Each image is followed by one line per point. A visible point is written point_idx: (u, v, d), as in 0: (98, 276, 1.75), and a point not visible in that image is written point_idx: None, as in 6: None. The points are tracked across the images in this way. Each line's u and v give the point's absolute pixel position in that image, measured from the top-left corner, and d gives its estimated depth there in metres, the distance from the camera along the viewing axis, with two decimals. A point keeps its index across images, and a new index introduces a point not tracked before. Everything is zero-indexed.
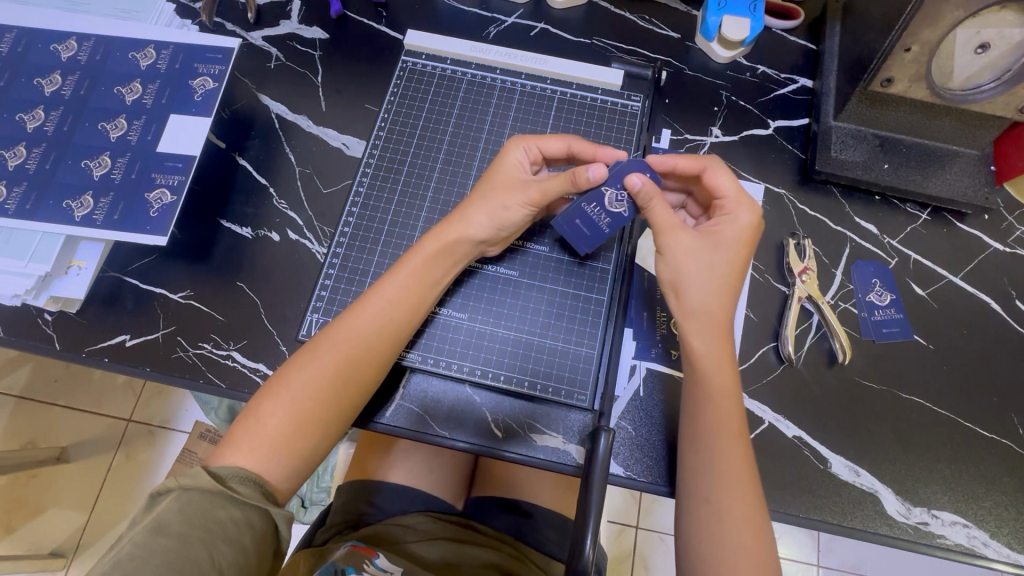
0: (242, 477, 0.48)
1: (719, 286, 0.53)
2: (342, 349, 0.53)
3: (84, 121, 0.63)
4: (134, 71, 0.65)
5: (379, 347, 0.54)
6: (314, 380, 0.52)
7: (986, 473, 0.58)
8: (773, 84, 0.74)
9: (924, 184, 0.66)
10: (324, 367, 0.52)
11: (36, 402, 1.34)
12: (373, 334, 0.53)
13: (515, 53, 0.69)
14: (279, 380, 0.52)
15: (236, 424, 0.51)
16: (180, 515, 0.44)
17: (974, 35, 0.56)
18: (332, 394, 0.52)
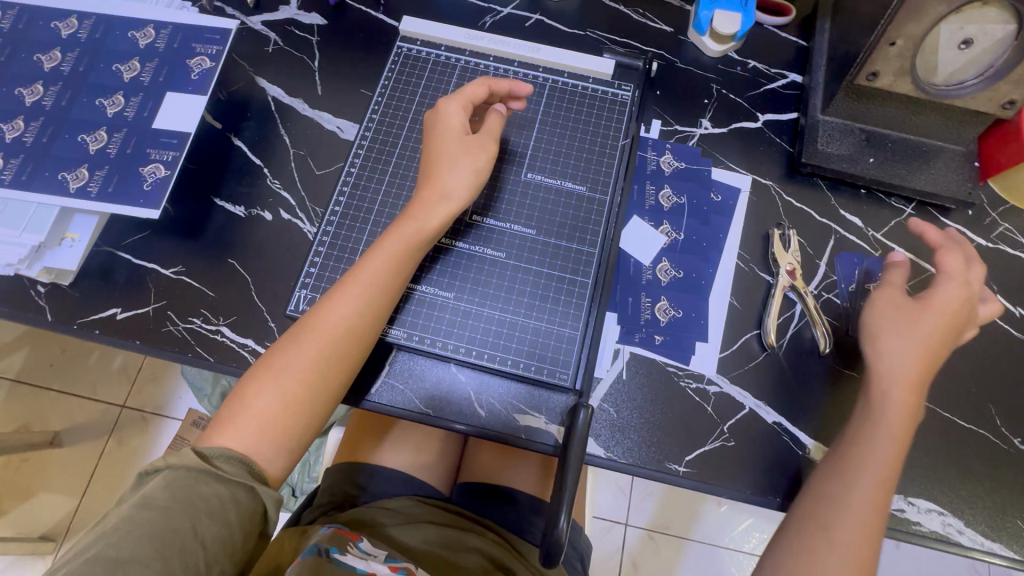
0: (226, 455, 0.48)
1: (908, 332, 0.53)
2: (323, 325, 0.53)
3: (82, 97, 0.64)
4: (133, 50, 0.66)
5: (363, 325, 0.54)
6: (298, 360, 0.52)
7: (963, 463, 0.59)
8: (763, 78, 0.75)
9: (908, 179, 0.67)
10: (307, 346, 0.53)
11: (30, 386, 1.35)
12: (355, 312, 0.54)
13: (508, 41, 0.70)
14: (265, 363, 0.53)
15: (223, 409, 0.52)
16: (167, 489, 0.45)
17: (957, 31, 0.57)
18: (317, 373, 0.53)
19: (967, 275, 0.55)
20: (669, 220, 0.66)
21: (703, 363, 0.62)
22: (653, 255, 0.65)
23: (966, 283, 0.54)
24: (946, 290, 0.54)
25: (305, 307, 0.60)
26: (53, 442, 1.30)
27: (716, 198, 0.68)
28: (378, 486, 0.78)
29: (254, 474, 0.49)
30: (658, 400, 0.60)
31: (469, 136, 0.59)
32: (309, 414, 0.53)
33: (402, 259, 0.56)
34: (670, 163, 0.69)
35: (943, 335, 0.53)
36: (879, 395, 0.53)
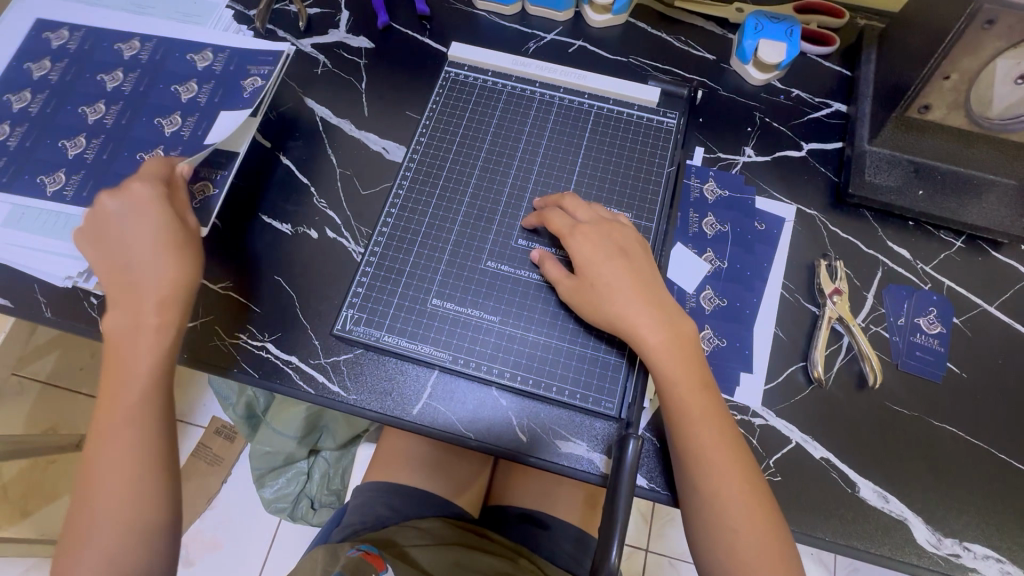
0: None
1: (641, 309, 0.55)
2: (110, 423, 0.53)
3: (142, 116, 0.66)
4: (191, 71, 0.68)
5: (139, 416, 0.53)
6: (113, 454, 0.52)
7: (1020, 507, 0.57)
8: (807, 107, 0.74)
9: (959, 212, 0.66)
10: (116, 442, 0.52)
11: (61, 389, 1.37)
12: (134, 405, 0.53)
13: (555, 68, 0.71)
14: (90, 485, 0.52)
15: (70, 528, 0.52)
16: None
17: (1015, 65, 0.57)
18: (115, 470, 0.52)
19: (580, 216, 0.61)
20: (713, 248, 0.66)
21: (749, 395, 0.61)
22: (696, 283, 0.64)
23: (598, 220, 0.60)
24: (586, 251, 0.58)
25: (352, 327, 0.61)
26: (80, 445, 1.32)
27: (761, 226, 0.68)
28: (409, 506, 0.78)
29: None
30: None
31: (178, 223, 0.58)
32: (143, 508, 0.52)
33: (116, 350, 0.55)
34: (713, 191, 0.69)
35: (658, 286, 0.57)
36: (665, 371, 0.53)
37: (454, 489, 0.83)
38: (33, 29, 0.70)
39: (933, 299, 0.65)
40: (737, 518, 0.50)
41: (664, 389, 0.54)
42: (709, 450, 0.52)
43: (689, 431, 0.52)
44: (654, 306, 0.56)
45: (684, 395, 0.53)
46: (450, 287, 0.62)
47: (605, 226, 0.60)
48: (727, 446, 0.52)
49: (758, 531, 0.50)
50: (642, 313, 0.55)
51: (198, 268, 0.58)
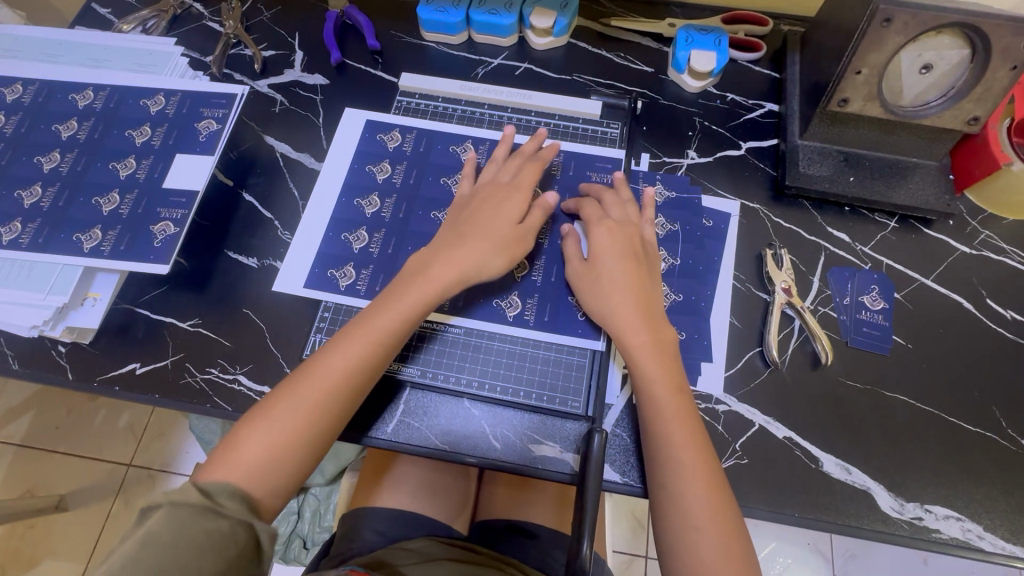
0: (227, 492, 0.45)
1: (629, 311, 0.59)
2: (384, 332, 0.57)
3: (342, 197, 0.72)
4: (385, 152, 0.74)
5: (393, 332, 0.58)
6: (353, 353, 0.56)
7: (975, 466, 0.60)
8: (742, 109, 0.79)
9: (888, 194, 0.70)
10: (361, 341, 0.56)
11: (37, 449, 1.34)
12: (397, 319, 0.58)
13: (501, 90, 0.77)
14: (255, 413, 0.53)
15: (229, 435, 0.52)
16: (168, 529, 0.42)
17: (917, 57, 0.62)
18: (359, 367, 0.55)
19: (604, 215, 0.65)
20: (665, 247, 0.69)
21: (710, 383, 0.63)
22: None
23: (605, 220, 0.64)
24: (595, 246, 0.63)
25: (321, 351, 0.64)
26: (59, 507, 1.28)
27: (708, 223, 0.71)
28: (395, 528, 0.78)
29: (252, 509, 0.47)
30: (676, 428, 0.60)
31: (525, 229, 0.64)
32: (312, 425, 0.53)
33: (461, 274, 0.61)
34: (661, 193, 0.73)
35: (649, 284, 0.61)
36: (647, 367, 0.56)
37: (441, 510, 0.83)
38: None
39: (874, 277, 0.68)
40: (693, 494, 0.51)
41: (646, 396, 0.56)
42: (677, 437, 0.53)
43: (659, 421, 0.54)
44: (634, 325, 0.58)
45: (662, 393, 0.55)
46: None
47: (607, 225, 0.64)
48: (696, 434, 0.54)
49: (705, 508, 0.50)
50: (629, 314, 0.59)
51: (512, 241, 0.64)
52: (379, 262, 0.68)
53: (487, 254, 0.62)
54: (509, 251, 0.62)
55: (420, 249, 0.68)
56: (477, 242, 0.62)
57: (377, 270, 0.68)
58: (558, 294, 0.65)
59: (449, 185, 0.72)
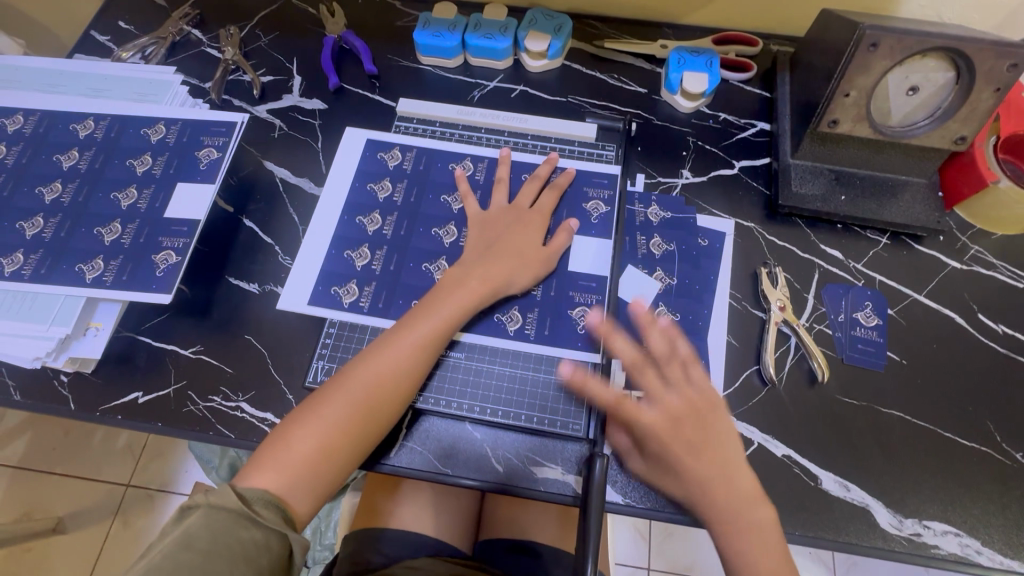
0: (264, 499, 0.50)
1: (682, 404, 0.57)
2: (409, 348, 0.58)
3: (344, 215, 0.73)
4: (385, 170, 0.75)
5: (432, 339, 0.60)
6: (392, 359, 0.58)
7: (971, 481, 0.60)
8: (735, 128, 0.81)
9: (880, 212, 0.72)
10: (402, 349, 0.58)
11: (34, 472, 1.33)
12: (436, 326, 0.60)
13: (498, 114, 0.79)
14: (283, 431, 0.54)
15: (273, 433, 0.55)
16: (207, 531, 0.46)
17: (904, 79, 0.64)
18: (398, 372, 0.57)
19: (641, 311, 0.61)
20: (662, 267, 0.70)
21: None
22: (650, 301, 0.68)
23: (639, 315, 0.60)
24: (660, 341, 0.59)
25: (323, 377, 0.64)
26: (57, 529, 1.27)
27: (703, 241, 0.72)
28: (398, 550, 0.78)
29: (286, 518, 0.50)
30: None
31: (542, 248, 0.67)
32: (348, 437, 0.55)
33: (494, 284, 0.63)
34: (657, 214, 0.73)
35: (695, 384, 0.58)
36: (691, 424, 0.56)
37: (444, 529, 0.83)
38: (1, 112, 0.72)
39: (868, 294, 0.70)
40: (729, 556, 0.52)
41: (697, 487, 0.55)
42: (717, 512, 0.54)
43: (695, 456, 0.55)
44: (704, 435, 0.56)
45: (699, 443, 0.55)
46: None
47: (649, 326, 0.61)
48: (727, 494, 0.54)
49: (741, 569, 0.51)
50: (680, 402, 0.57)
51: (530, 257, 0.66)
52: (382, 279, 0.69)
53: (515, 268, 0.65)
54: (535, 268, 0.66)
55: (422, 265, 0.69)
56: (505, 255, 0.65)
57: (380, 286, 0.68)
58: (557, 308, 0.66)
59: (449, 203, 0.73)
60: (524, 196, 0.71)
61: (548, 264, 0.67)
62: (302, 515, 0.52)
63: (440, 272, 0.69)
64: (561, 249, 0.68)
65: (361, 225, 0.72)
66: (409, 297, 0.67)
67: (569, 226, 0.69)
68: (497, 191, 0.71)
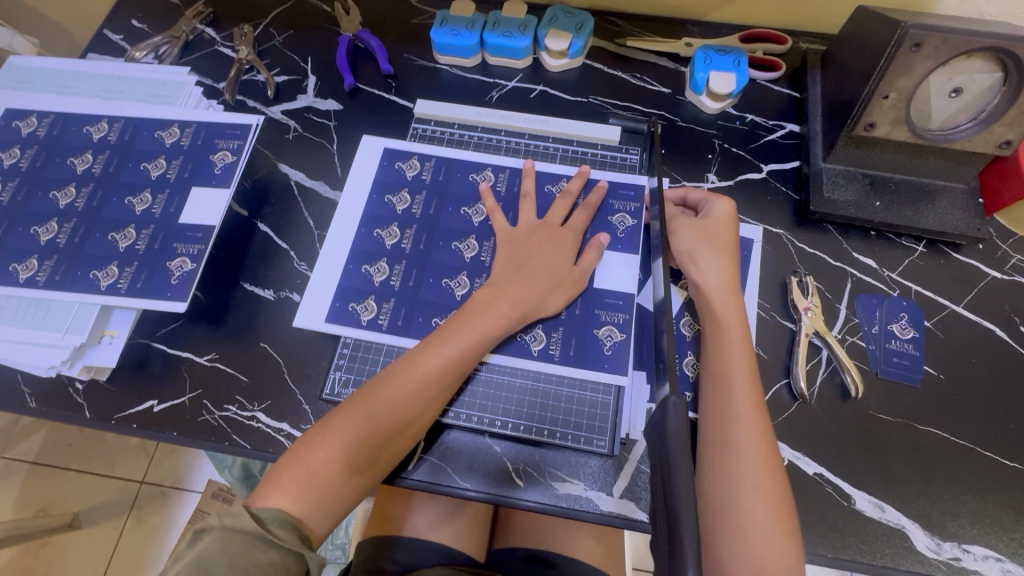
0: (280, 519, 0.49)
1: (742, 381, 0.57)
2: (435, 371, 0.57)
3: (361, 228, 0.71)
4: (403, 180, 0.73)
5: (457, 364, 0.58)
6: (416, 381, 0.56)
7: (1013, 504, 0.58)
8: (762, 130, 0.78)
9: (917, 219, 0.69)
10: (427, 372, 0.57)
11: (51, 468, 1.34)
12: (464, 351, 0.58)
13: (518, 117, 0.77)
14: (302, 445, 0.54)
15: (294, 446, 0.54)
16: (222, 555, 0.45)
17: (947, 81, 0.61)
18: (424, 395, 0.56)
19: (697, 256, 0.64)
20: None
21: None
22: (676, 311, 0.66)
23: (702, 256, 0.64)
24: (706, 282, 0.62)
25: (340, 390, 0.63)
26: (73, 525, 1.28)
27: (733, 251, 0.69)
28: (414, 558, 0.77)
29: (303, 538, 0.50)
30: None
31: (572, 269, 0.65)
32: (369, 457, 0.54)
33: (524, 307, 0.61)
34: None
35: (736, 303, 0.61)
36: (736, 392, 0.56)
37: (461, 538, 0.81)
38: (15, 114, 0.71)
39: (903, 305, 0.67)
40: (746, 487, 0.51)
41: (707, 401, 0.57)
42: (737, 432, 0.54)
43: (734, 419, 0.55)
44: (704, 231, 0.65)
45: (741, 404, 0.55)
46: None
47: (710, 197, 0.68)
48: (754, 418, 0.55)
49: (765, 524, 0.50)
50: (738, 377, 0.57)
51: (560, 276, 0.64)
52: (400, 296, 0.67)
53: (546, 289, 0.63)
54: (566, 290, 0.64)
55: (441, 279, 0.68)
56: (534, 276, 0.63)
57: (398, 303, 0.67)
58: (584, 326, 0.64)
59: (469, 215, 0.71)
60: (555, 213, 0.68)
61: (578, 283, 0.65)
62: (321, 534, 0.52)
63: (461, 287, 0.67)
64: (590, 268, 0.66)
65: (376, 235, 0.70)
66: (430, 315, 0.66)
67: (597, 240, 0.67)
68: (524, 208, 0.69)
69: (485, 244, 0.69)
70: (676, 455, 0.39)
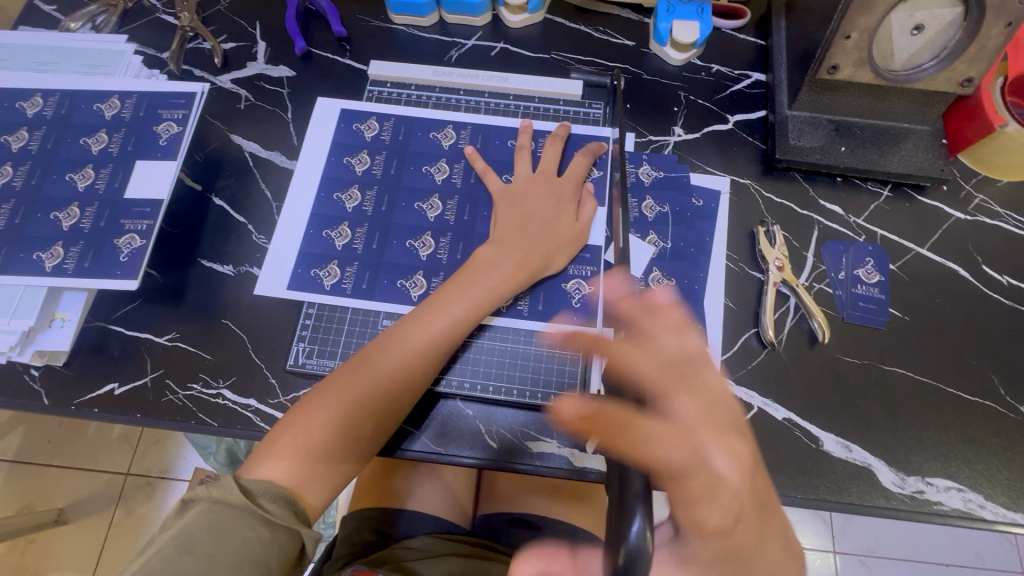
0: (272, 493, 0.47)
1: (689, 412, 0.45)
2: (440, 334, 0.56)
3: (320, 191, 0.69)
4: (362, 141, 0.71)
5: (463, 326, 0.57)
6: (416, 346, 0.55)
7: (975, 436, 0.59)
8: (728, 80, 0.76)
9: (881, 162, 0.68)
10: (430, 336, 0.56)
11: (30, 465, 1.31)
12: (464, 314, 0.57)
13: (477, 74, 0.74)
14: (299, 414, 0.52)
15: (287, 416, 0.53)
16: (207, 530, 0.43)
17: (909, 18, 0.59)
18: (430, 359, 0.55)
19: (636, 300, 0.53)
20: (656, 229, 0.67)
21: None
22: (644, 266, 0.65)
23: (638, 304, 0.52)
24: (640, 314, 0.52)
25: (305, 361, 0.62)
26: (59, 520, 1.26)
27: (699, 202, 0.69)
28: (399, 527, 0.77)
29: (296, 513, 0.48)
30: None
31: (576, 221, 0.64)
32: (372, 422, 0.53)
33: (530, 268, 0.60)
34: (649, 173, 0.70)
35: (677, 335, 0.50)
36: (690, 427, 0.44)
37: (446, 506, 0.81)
38: None
39: (869, 250, 0.67)
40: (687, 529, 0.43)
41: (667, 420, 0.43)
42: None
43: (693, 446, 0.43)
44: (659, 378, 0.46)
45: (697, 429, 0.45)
46: (399, 309, 0.63)
47: (647, 324, 0.51)
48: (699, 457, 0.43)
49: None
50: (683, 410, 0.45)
51: (566, 232, 0.63)
52: (364, 259, 0.65)
53: (550, 249, 0.62)
54: (567, 248, 0.63)
55: (406, 242, 0.66)
56: (542, 234, 0.62)
57: (362, 266, 0.65)
58: (552, 282, 0.64)
59: (432, 173, 0.69)
60: (550, 162, 0.67)
61: (577, 241, 0.64)
62: (317, 506, 0.51)
63: (425, 249, 0.66)
64: (589, 220, 0.65)
65: (336, 203, 0.68)
66: (396, 277, 0.65)
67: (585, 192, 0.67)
68: (519, 161, 0.67)
69: (450, 204, 0.68)
70: (631, 396, 0.40)
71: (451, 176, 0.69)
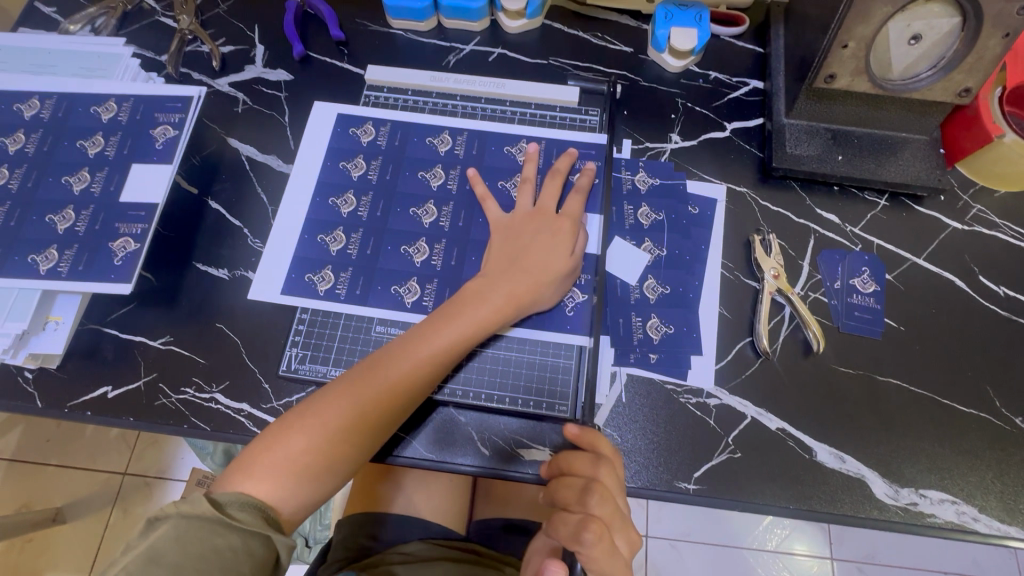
0: (240, 503, 0.47)
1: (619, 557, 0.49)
2: (424, 359, 0.55)
3: (316, 196, 0.69)
4: (358, 146, 0.71)
5: (448, 354, 0.56)
6: (400, 371, 0.54)
7: (969, 448, 0.59)
8: (726, 87, 0.76)
9: (879, 171, 0.68)
10: (415, 361, 0.55)
11: (29, 464, 1.31)
12: (451, 342, 0.56)
13: (474, 80, 0.74)
14: (280, 429, 0.52)
15: (269, 430, 0.53)
16: (174, 544, 0.43)
17: (906, 27, 0.59)
18: (411, 384, 0.55)
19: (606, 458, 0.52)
20: (651, 237, 0.66)
21: (701, 377, 0.61)
22: (638, 274, 0.65)
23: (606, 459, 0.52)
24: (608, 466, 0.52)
25: (298, 366, 0.62)
26: (56, 519, 1.27)
27: (694, 210, 0.69)
28: (392, 533, 0.76)
29: (267, 520, 0.48)
30: (681, 428, 0.60)
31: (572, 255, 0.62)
32: (349, 443, 0.53)
33: (519, 302, 0.59)
34: (645, 181, 0.70)
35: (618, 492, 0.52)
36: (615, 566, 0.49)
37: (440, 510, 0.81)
38: None
39: (866, 259, 0.67)
40: None
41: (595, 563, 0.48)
42: None
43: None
44: (617, 517, 0.50)
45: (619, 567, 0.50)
46: (393, 315, 0.63)
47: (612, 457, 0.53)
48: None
49: None
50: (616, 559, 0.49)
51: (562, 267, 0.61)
52: (359, 265, 0.65)
53: (544, 283, 0.60)
54: (561, 284, 0.61)
55: (401, 249, 0.66)
56: (533, 269, 0.60)
57: (356, 272, 0.65)
58: None
59: (427, 179, 0.69)
60: (548, 197, 0.65)
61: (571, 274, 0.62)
62: (290, 518, 0.51)
63: (420, 254, 0.66)
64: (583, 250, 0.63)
65: (332, 208, 0.68)
66: (390, 283, 0.64)
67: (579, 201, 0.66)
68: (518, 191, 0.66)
69: (445, 210, 0.67)
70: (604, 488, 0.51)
71: (446, 182, 0.69)
